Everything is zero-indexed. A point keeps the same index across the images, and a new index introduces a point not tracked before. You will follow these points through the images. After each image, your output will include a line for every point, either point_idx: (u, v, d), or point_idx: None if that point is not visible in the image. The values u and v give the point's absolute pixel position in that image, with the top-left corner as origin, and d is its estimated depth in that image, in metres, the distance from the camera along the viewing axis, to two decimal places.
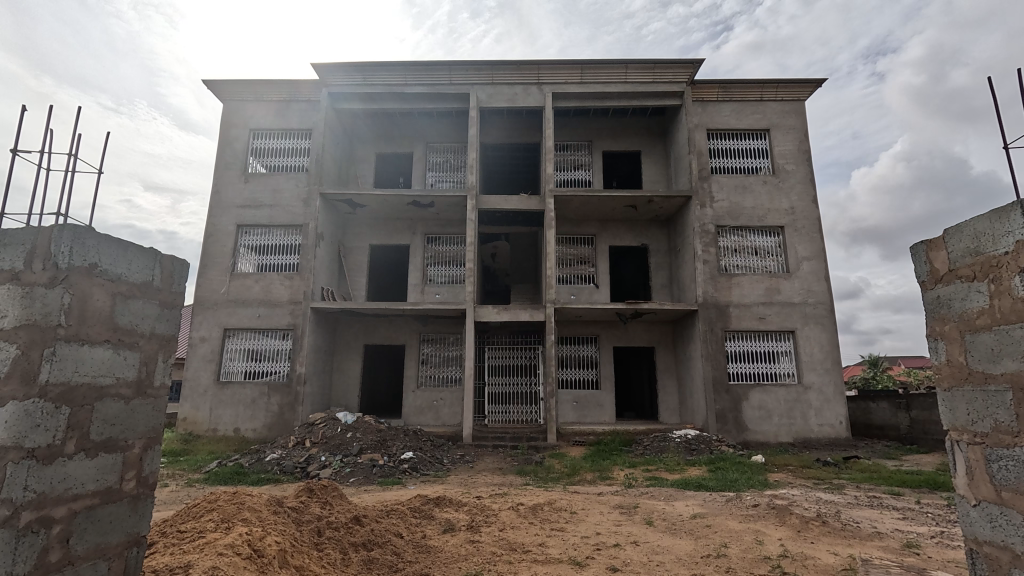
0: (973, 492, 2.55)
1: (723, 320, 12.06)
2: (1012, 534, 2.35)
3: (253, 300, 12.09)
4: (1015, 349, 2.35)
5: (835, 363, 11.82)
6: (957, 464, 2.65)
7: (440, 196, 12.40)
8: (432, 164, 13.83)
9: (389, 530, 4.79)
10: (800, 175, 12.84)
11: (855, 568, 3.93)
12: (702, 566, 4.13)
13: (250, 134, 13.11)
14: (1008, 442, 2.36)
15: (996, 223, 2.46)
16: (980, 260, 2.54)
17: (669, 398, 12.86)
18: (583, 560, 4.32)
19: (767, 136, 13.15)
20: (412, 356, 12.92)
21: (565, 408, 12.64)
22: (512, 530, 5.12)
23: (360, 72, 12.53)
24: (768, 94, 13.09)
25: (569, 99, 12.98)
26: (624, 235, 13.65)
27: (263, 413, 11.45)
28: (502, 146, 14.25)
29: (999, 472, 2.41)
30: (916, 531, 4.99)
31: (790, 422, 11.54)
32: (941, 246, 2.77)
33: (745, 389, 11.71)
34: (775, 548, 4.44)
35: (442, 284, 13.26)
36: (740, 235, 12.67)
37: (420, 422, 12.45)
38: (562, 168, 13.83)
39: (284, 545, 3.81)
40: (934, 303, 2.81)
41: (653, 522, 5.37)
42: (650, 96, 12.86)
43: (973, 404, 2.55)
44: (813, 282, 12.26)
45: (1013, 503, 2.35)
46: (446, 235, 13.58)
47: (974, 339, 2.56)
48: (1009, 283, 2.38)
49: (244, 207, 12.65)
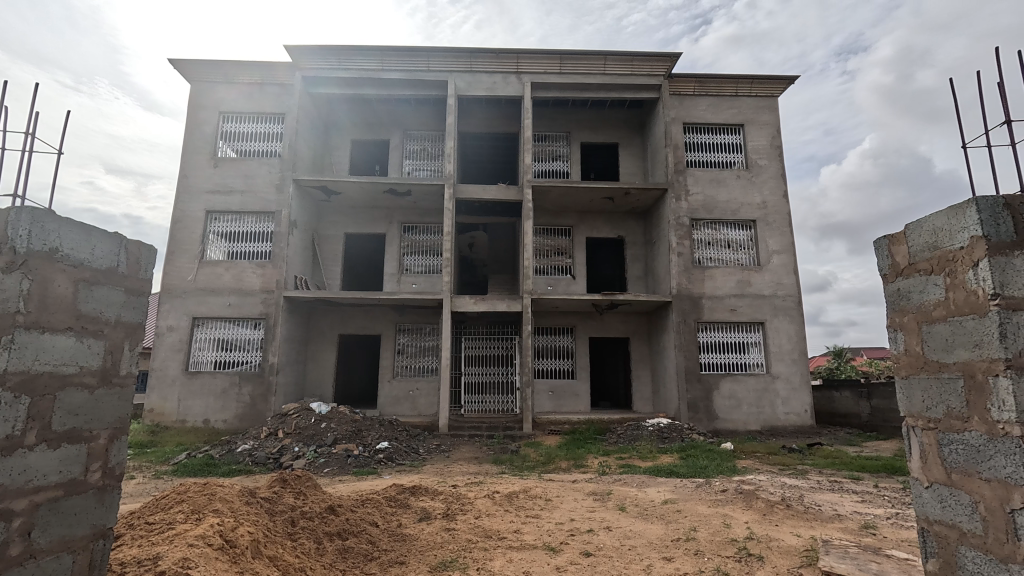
0: (926, 475, 2.69)
1: (696, 311, 12.31)
2: (960, 513, 2.48)
3: (223, 288, 11.80)
4: (966, 340, 2.46)
5: (802, 354, 12.22)
6: (915, 449, 2.77)
7: (418, 184, 12.27)
8: (408, 152, 13.66)
9: (364, 519, 4.77)
10: (772, 170, 13.11)
11: (816, 548, 4.10)
12: (672, 549, 4.26)
13: (220, 117, 12.69)
14: (959, 426, 2.49)
15: (952, 219, 2.55)
16: (937, 255, 2.65)
17: (644, 388, 13.10)
18: (556, 545, 4.39)
19: (741, 131, 13.39)
20: (388, 346, 12.84)
21: (541, 397, 12.77)
22: (487, 517, 5.18)
23: (337, 55, 12.26)
24: (743, 89, 13.31)
25: (549, 89, 12.92)
26: (601, 227, 13.77)
27: (234, 404, 11.23)
28: (482, 136, 14.15)
29: (950, 456, 2.53)
30: (873, 512, 5.24)
31: (758, 410, 11.90)
32: (903, 241, 2.89)
33: (716, 378, 12.03)
34: (741, 531, 4.60)
35: (419, 274, 13.18)
36: (714, 228, 12.92)
37: (395, 413, 12.38)
38: (540, 159, 13.83)
39: (257, 535, 3.77)
40: (895, 296, 2.93)
41: (625, 508, 5.50)
42: (629, 88, 12.93)
43: (928, 391, 2.67)
44: (782, 275, 12.60)
45: (962, 484, 2.48)
46: (423, 224, 13.47)
47: (930, 330, 2.68)
48: (963, 277, 2.48)
49: (213, 192, 12.28)
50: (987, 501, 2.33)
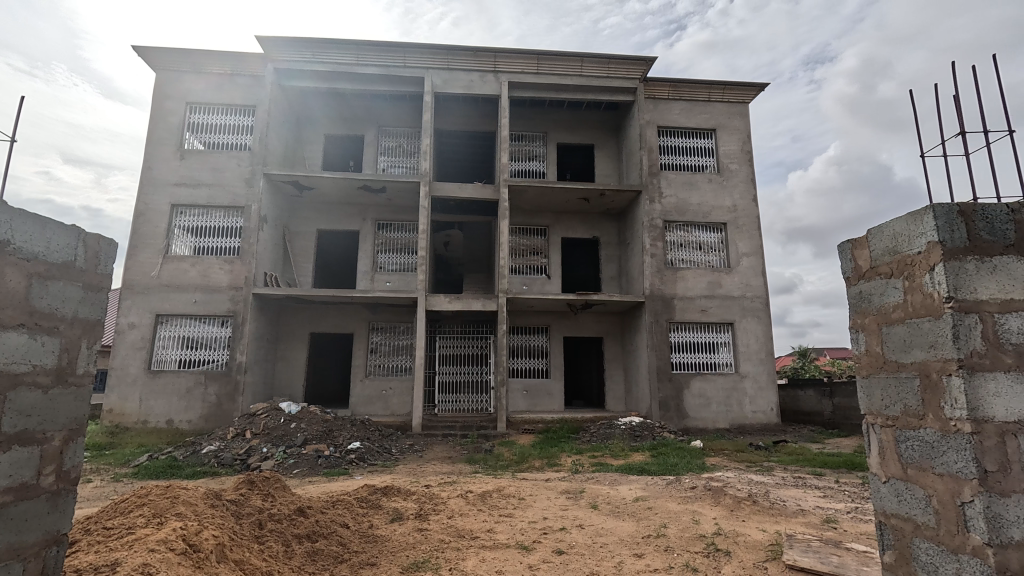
0: (884, 470, 2.80)
1: (668, 311, 12.52)
2: (914, 507, 2.59)
3: (189, 284, 11.43)
4: (922, 341, 2.57)
5: (769, 354, 12.56)
6: (874, 446, 2.88)
7: (393, 181, 12.12)
8: (384, 148, 13.48)
9: (334, 521, 4.69)
10: (742, 174, 13.43)
11: (780, 543, 4.22)
12: (643, 545, 4.32)
13: (187, 108, 12.28)
14: (915, 424, 2.60)
15: (911, 225, 2.66)
16: (897, 259, 2.75)
17: (616, 387, 13.26)
18: (529, 544, 4.40)
19: (713, 135, 13.67)
20: (361, 345, 12.65)
21: (515, 397, 12.79)
22: (460, 517, 5.16)
23: (311, 48, 12.01)
24: (715, 95, 13.61)
25: (526, 88, 12.95)
26: (577, 227, 13.87)
27: (199, 404, 10.89)
28: (458, 134, 14.08)
29: (906, 451, 2.64)
30: (834, 507, 5.43)
31: (727, 409, 12.19)
32: (865, 245, 3.00)
33: (687, 378, 12.27)
34: (710, 527, 4.70)
35: (393, 272, 13.04)
36: (686, 230, 13.16)
37: (368, 412, 12.22)
38: (516, 159, 13.84)
39: (222, 539, 3.66)
40: (858, 298, 3.04)
41: (597, 506, 5.55)
42: (605, 90, 13.06)
43: (887, 390, 2.78)
44: (751, 277, 12.93)
45: (917, 479, 2.59)
46: (398, 222, 13.32)
47: (889, 331, 2.79)
48: (920, 280, 2.59)
49: (179, 185, 11.87)
50: (939, 495, 2.44)
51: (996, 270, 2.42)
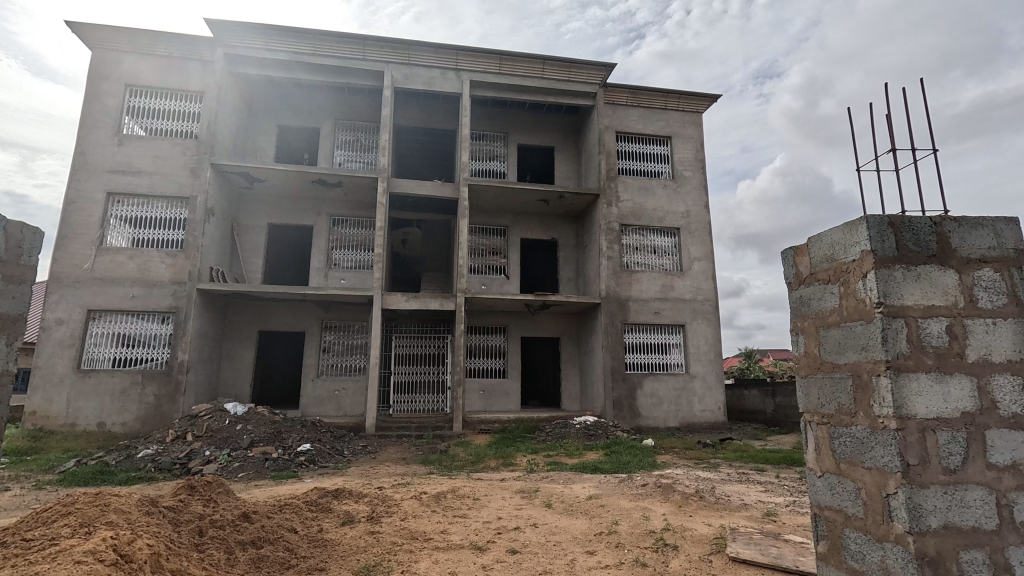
0: (819, 465, 2.96)
1: (623, 313, 12.81)
2: (846, 499, 2.75)
3: (126, 278, 10.75)
4: (855, 343, 2.73)
5: (717, 355, 13.07)
6: (811, 442, 3.04)
7: (350, 176, 11.82)
8: (341, 142, 13.14)
9: (281, 526, 4.52)
10: (695, 181, 13.92)
11: (724, 536, 4.40)
12: (595, 542, 4.40)
13: (126, 90, 11.54)
14: (847, 421, 2.76)
15: (847, 234, 2.82)
16: (834, 266, 2.92)
17: (572, 387, 13.46)
18: (483, 544, 4.40)
19: (668, 143, 14.10)
20: (312, 343, 12.27)
21: (472, 397, 12.75)
22: (414, 519, 5.09)
23: (264, 34, 11.55)
24: (671, 103, 14.04)
25: (487, 88, 12.93)
26: (536, 228, 13.97)
27: (135, 405, 10.26)
28: (418, 130, 13.89)
29: (839, 447, 2.80)
30: (774, 500, 5.71)
31: (677, 408, 12.59)
32: (806, 252, 3.17)
33: (640, 378, 12.59)
34: (658, 523, 4.84)
35: (348, 269, 12.72)
36: (642, 234, 13.51)
37: (319, 413, 11.87)
38: (477, 158, 13.80)
39: (157, 548, 3.46)
40: (798, 302, 3.21)
41: (551, 505, 5.61)
42: (565, 94, 13.22)
43: (823, 390, 2.95)
44: (702, 281, 13.41)
45: (848, 473, 2.75)
46: (354, 218, 13.01)
47: (825, 334, 2.95)
48: (854, 287, 2.75)
49: (116, 172, 11.14)
50: (868, 488, 2.60)
51: (920, 278, 2.61)
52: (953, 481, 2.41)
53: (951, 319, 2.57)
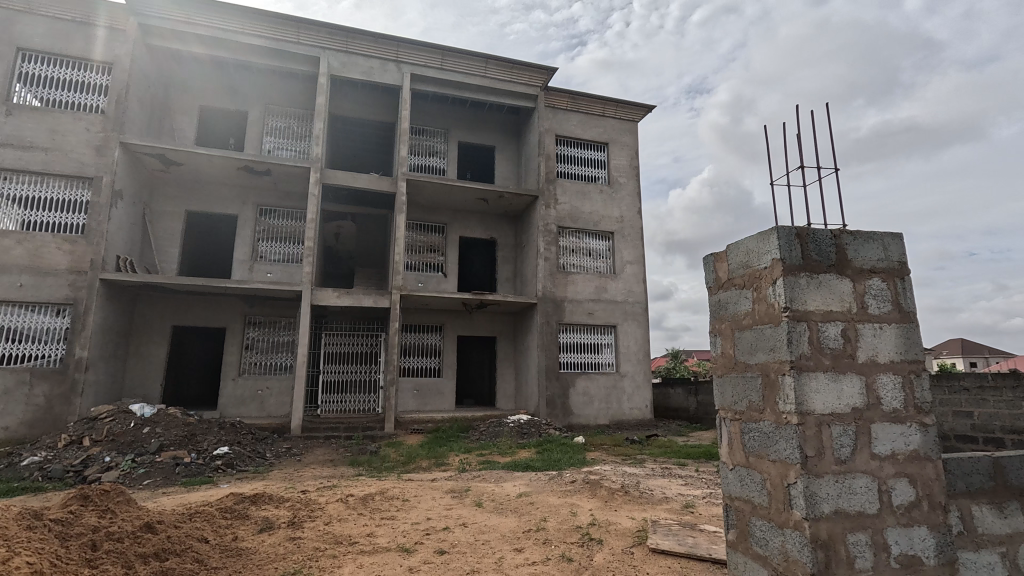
0: (731, 459, 3.16)
1: (558, 313, 13.06)
2: (753, 489, 2.95)
3: (13, 265, 9.59)
4: (765, 344, 2.93)
5: (646, 355, 13.64)
6: (725, 437, 3.24)
7: (279, 164, 11.22)
8: (271, 128, 12.44)
9: (190, 535, 4.20)
10: (629, 187, 14.45)
11: (646, 529, 4.59)
12: (523, 540, 4.45)
13: (18, 54, 10.29)
14: (756, 417, 2.96)
15: (760, 243, 3.03)
16: (749, 272, 3.12)
17: (507, 386, 13.55)
18: (411, 546, 4.32)
19: (605, 149, 14.54)
20: (234, 340, 11.53)
21: (405, 396, 12.50)
22: (338, 522, 4.91)
23: (186, 6, 10.72)
24: (609, 111, 14.49)
25: (428, 83, 12.73)
26: (474, 227, 13.93)
27: (20, 407, 9.17)
28: (355, 121, 13.44)
29: (749, 441, 3.00)
30: (693, 493, 6.04)
31: (607, 406, 13.01)
32: (724, 259, 3.37)
33: (573, 377, 12.89)
34: (585, 518, 4.98)
35: (275, 262, 12.07)
36: (578, 237, 13.84)
37: (239, 415, 11.17)
38: (416, 153, 13.55)
39: (40, 566, 3.10)
40: (716, 305, 3.40)
41: (481, 504, 5.61)
42: (507, 94, 13.28)
43: (736, 388, 3.14)
44: (633, 284, 13.94)
45: (755, 465, 2.95)
46: (283, 208, 12.37)
47: (739, 335, 3.15)
48: (765, 292, 2.95)
49: (4, 146, 9.91)
50: (772, 478, 2.80)
51: (821, 286, 2.85)
52: (843, 470, 2.65)
53: (846, 323, 2.83)
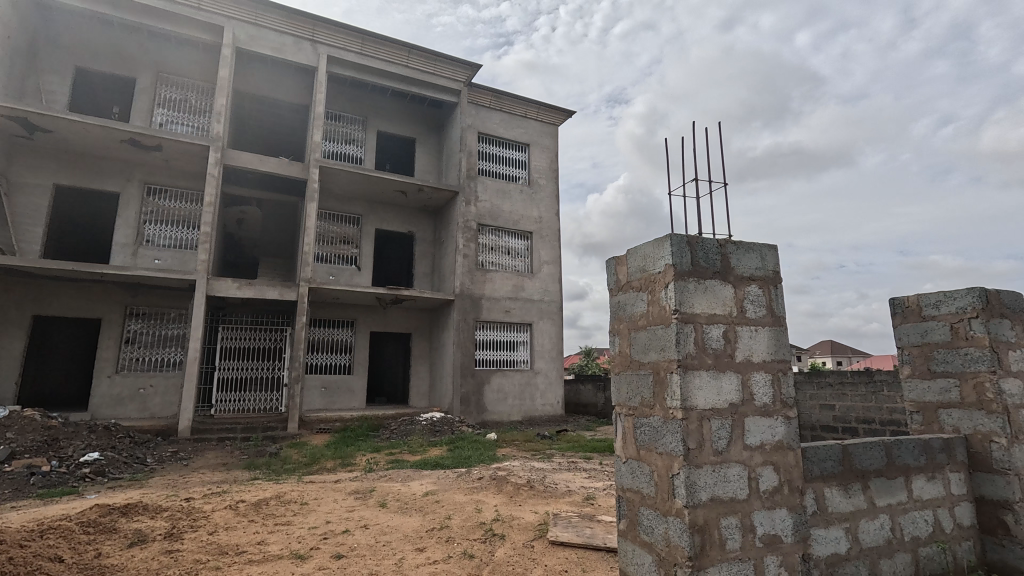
0: (624, 452, 3.32)
1: (475, 310, 13.05)
2: (642, 480, 3.12)
3: None
4: (656, 344, 3.11)
5: (559, 353, 14.04)
6: (619, 432, 3.40)
7: (172, 140, 10.17)
8: (163, 99, 11.23)
9: (40, 555, 3.68)
10: (548, 189, 14.78)
11: (547, 522, 4.72)
12: (425, 539, 4.40)
13: None
14: (647, 412, 3.14)
15: (656, 249, 3.21)
16: (645, 276, 3.30)
17: (421, 383, 13.34)
18: (305, 552, 4.10)
19: (526, 150, 14.76)
20: (112, 333, 10.32)
21: (311, 394, 11.88)
22: (225, 531, 4.55)
23: None
24: (531, 113, 14.71)
25: (346, 67, 12.16)
26: (392, 220, 13.54)
27: None
28: (264, 100, 12.53)
29: (641, 435, 3.17)
30: (595, 485, 6.32)
31: (521, 403, 13.23)
32: (624, 263, 3.53)
33: (488, 374, 12.97)
34: (490, 514, 5.02)
35: (165, 248, 10.94)
36: (497, 235, 13.93)
37: (115, 416, 10.01)
38: (331, 139, 12.91)
39: None
40: (616, 307, 3.56)
41: (385, 504, 5.46)
42: (430, 86, 13.05)
43: (631, 385, 3.31)
44: (549, 283, 14.29)
45: (645, 458, 3.13)
46: (176, 189, 11.25)
47: (635, 335, 3.32)
48: (658, 295, 3.14)
49: None
50: (659, 470, 2.99)
51: (706, 291, 3.09)
52: (719, 460, 2.89)
53: (727, 326, 3.08)
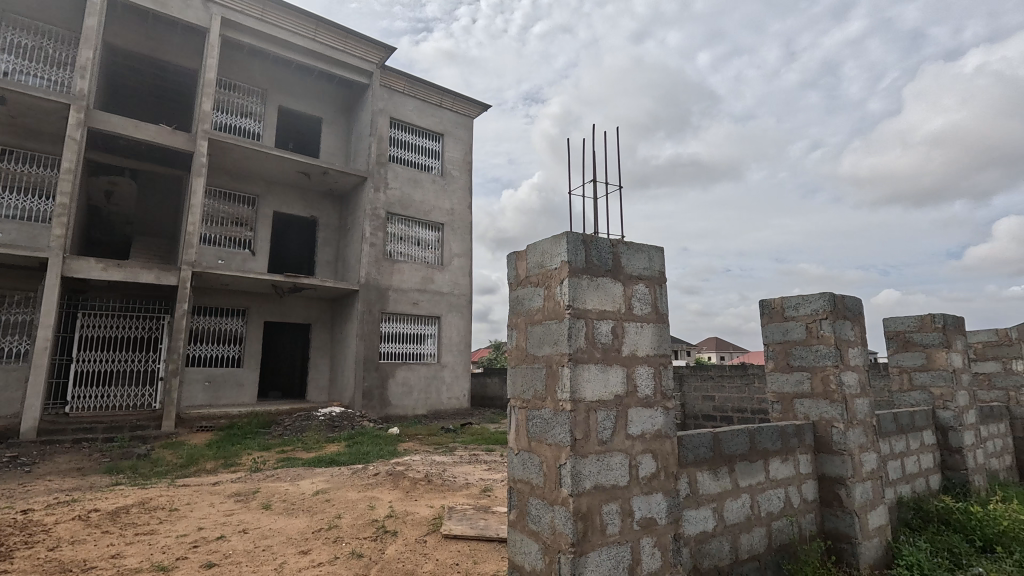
0: (517, 444, 3.36)
1: (381, 301, 12.61)
2: (532, 471, 3.19)
3: None
4: (550, 338, 3.19)
5: (467, 346, 14.02)
6: (513, 424, 3.44)
7: (19, 92, 8.67)
8: (9, 44, 9.54)
9: None
10: (461, 181, 14.65)
11: (442, 516, 4.68)
12: (311, 541, 4.16)
13: None
14: (540, 404, 3.21)
15: (553, 245, 3.28)
16: (542, 272, 3.36)
17: (320, 376, 12.66)
18: (169, 564, 3.71)
19: (440, 140, 14.51)
20: None
21: (192, 389, 10.80)
22: (70, 546, 3.98)
23: None
24: (445, 102, 14.47)
25: (243, 32, 11.12)
26: (292, 202, 12.66)
27: None
28: (141, 58, 11.11)
29: (533, 427, 3.23)
30: (494, 477, 6.39)
31: (426, 396, 13.03)
32: (524, 258, 3.57)
33: (392, 367, 12.62)
34: (383, 510, 4.88)
35: (6, 219, 9.32)
36: (407, 225, 13.56)
37: None
38: (223, 110, 11.75)
39: None
40: (514, 301, 3.59)
41: (269, 506, 5.10)
42: (338, 64, 12.34)
43: (525, 378, 3.36)
44: (459, 276, 14.20)
45: (536, 449, 3.19)
46: (25, 150, 9.65)
47: (531, 329, 3.38)
48: (554, 290, 3.21)
49: None
50: (548, 460, 3.06)
51: (599, 288, 3.21)
52: (603, 450, 3.02)
53: (615, 322, 3.23)
